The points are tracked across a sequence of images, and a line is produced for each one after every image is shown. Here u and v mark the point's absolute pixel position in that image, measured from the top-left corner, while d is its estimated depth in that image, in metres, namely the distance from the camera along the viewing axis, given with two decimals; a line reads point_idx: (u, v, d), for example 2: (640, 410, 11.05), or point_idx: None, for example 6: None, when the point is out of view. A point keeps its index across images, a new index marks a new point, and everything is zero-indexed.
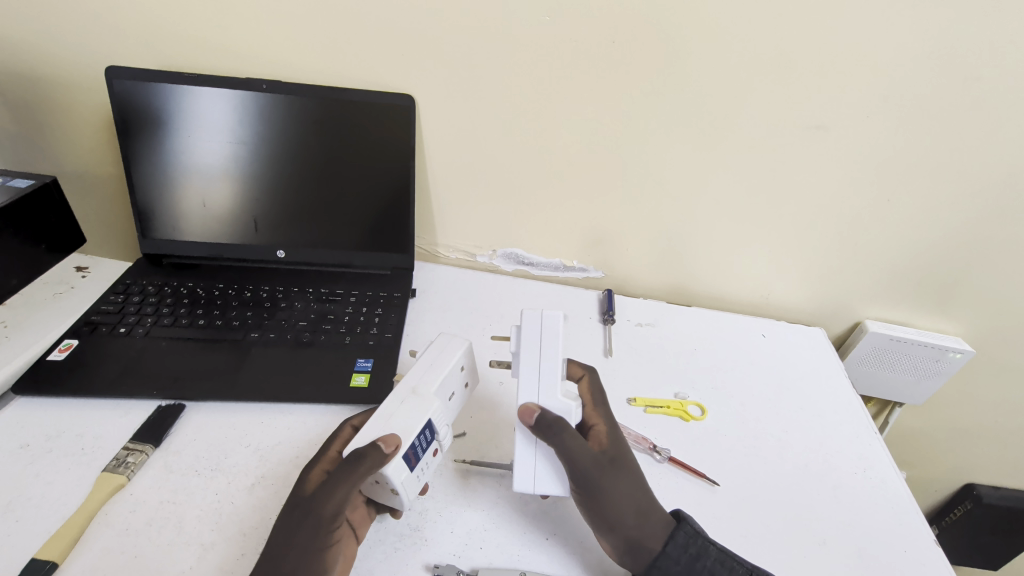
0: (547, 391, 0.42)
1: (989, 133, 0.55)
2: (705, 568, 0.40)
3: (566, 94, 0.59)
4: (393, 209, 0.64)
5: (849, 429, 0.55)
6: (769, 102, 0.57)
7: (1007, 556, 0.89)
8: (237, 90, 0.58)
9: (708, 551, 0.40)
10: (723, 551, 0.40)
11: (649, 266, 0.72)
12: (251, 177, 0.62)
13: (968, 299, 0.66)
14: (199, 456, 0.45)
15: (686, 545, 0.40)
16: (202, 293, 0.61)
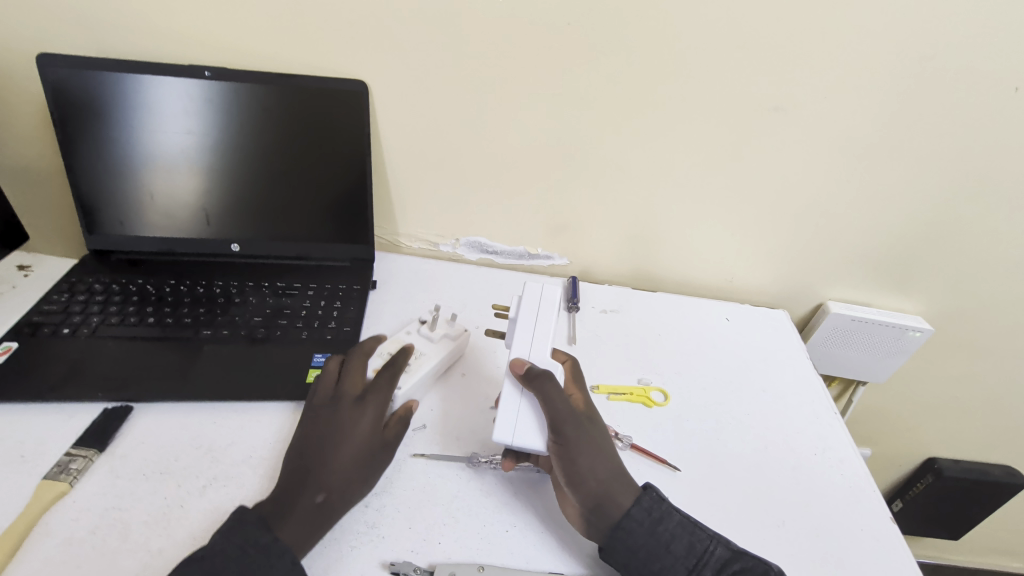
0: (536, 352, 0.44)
1: (944, 111, 0.55)
2: (668, 530, 0.40)
3: (525, 78, 0.58)
4: (350, 200, 0.63)
5: (809, 410, 0.56)
6: (728, 83, 0.56)
7: (968, 526, 0.92)
8: (179, 76, 0.56)
9: (671, 516, 0.40)
10: (686, 517, 0.40)
11: (614, 252, 0.72)
12: (199, 168, 0.59)
13: (925, 278, 0.67)
14: (146, 459, 0.44)
15: (650, 509, 0.40)
16: (152, 290, 0.59)
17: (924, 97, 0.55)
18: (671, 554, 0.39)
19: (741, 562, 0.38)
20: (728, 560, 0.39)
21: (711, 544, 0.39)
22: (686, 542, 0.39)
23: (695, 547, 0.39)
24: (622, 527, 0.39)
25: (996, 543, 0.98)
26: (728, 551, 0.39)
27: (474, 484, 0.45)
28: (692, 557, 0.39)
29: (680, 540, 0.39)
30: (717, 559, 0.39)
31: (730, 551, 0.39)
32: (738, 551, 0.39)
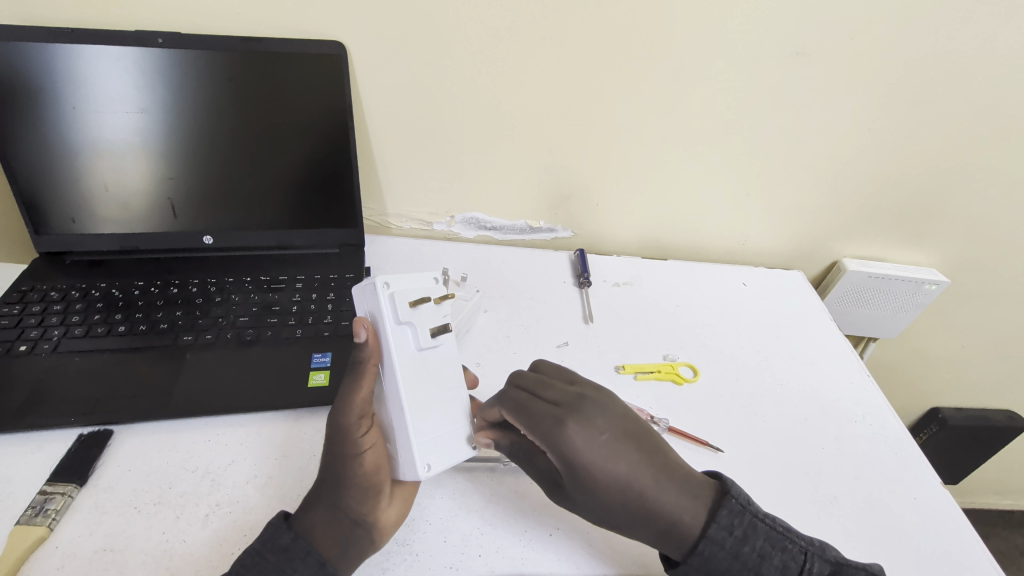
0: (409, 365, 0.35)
1: (975, 51, 0.52)
2: (756, 551, 0.34)
3: (523, 31, 0.52)
4: (334, 180, 0.56)
5: (842, 374, 0.54)
6: (747, 29, 0.51)
7: (965, 469, 0.94)
8: (127, 46, 0.48)
9: (758, 528, 0.35)
10: (773, 528, 0.35)
11: (621, 222, 0.67)
12: (160, 151, 0.52)
13: (942, 230, 0.65)
14: (136, 490, 0.38)
15: (731, 525, 0.34)
16: (119, 294, 0.52)
17: (954, 36, 0.51)
18: None
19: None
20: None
21: (805, 561, 0.34)
22: (777, 561, 0.34)
23: (789, 566, 0.34)
24: (697, 554, 0.34)
25: (990, 484, 1.00)
26: (827, 565, 0.34)
27: (508, 485, 0.41)
28: None
29: (771, 561, 0.34)
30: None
31: (830, 565, 0.34)
32: (839, 563, 0.34)
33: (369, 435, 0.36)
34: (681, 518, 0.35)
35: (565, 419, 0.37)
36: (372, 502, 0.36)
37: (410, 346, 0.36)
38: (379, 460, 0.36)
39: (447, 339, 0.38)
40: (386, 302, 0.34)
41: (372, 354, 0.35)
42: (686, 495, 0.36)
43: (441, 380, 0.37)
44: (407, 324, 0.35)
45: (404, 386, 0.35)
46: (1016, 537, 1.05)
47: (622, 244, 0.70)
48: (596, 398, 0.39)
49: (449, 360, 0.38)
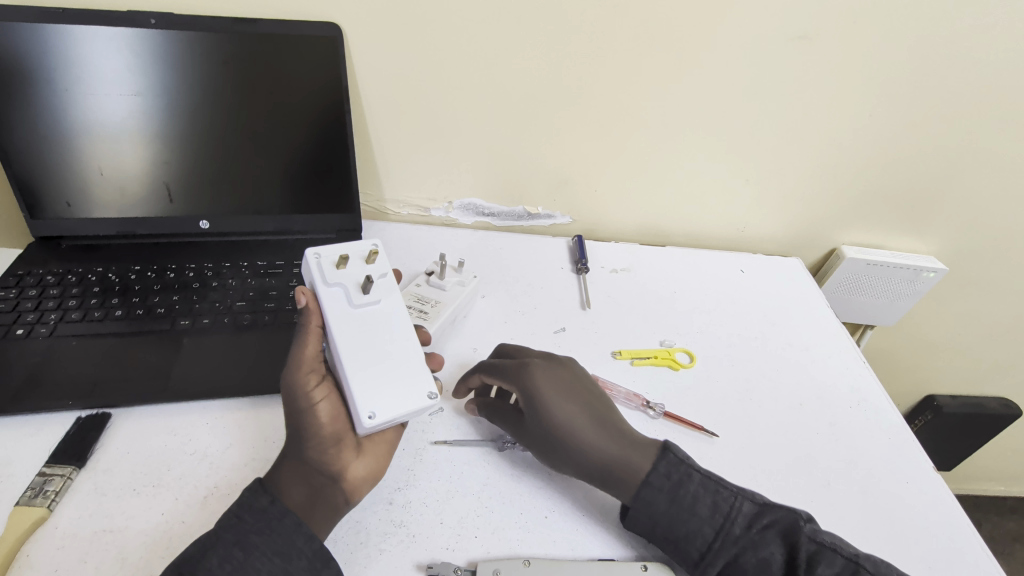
0: (344, 322, 0.37)
1: (978, 35, 0.51)
2: (689, 493, 0.37)
3: (521, 14, 0.52)
4: (331, 164, 0.56)
5: (837, 361, 0.54)
6: (748, 12, 0.51)
7: (959, 456, 0.95)
8: (120, 27, 0.48)
9: (692, 476, 0.38)
10: (707, 476, 0.38)
11: (619, 208, 0.67)
12: (155, 135, 0.52)
13: (941, 217, 0.65)
14: (134, 472, 0.39)
15: (668, 473, 0.38)
16: (116, 279, 0.52)
17: (957, 21, 0.50)
18: (697, 516, 0.36)
19: (768, 514, 0.36)
20: (754, 516, 0.36)
21: (735, 501, 0.37)
22: (708, 502, 0.37)
23: (720, 506, 0.36)
24: (639, 496, 0.37)
25: (983, 471, 1.01)
26: (754, 506, 0.37)
27: (504, 468, 0.42)
28: (718, 517, 0.36)
29: (704, 501, 0.36)
30: (745, 515, 0.36)
31: (757, 505, 0.37)
32: (765, 504, 0.37)
33: (321, 388, 0.36)
34: (628, 463, 0.38)
35: (529, 363, 0.43)
36: (334, 452, 0.36)
37: (345, 304, 0.38)
38: (335, 411, 0.36)
39: (387, 295, 0.39)
40: (314, 265, 0.38)
41: (314, 314, 0.37)
42: (633, 448, 0.39)
43: (386, 335, 0.38)
44: (338, 284, 0.38)
45: (339, 338, 0.36)
46: (1008, 522, 1.06)
47: (620, 231, 0.70)
48: (566, 362, 0.45)
49: (393, 316, 0.39)
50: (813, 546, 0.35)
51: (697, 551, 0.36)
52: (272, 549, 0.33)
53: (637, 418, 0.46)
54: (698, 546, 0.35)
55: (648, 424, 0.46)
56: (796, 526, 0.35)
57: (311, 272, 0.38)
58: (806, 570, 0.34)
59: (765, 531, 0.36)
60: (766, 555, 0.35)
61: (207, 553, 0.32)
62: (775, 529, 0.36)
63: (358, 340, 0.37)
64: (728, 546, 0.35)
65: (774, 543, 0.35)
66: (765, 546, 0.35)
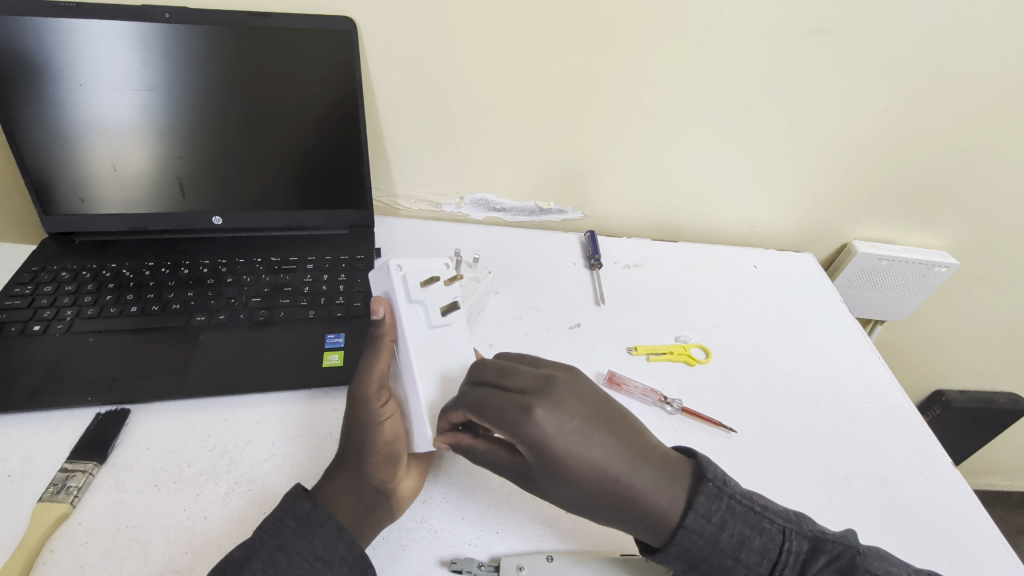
0: (420, 339, 0.38)
1: (997, 28, 0.50)
2: (734, 536, 0.33)
3: (538, 8, 0.51)
4: (343, 159, 0.56)
5: (853, 356, 0.54)
6: (767, 5, 0.50)
7: (966, 451, 0.95)
8: (134, 21, 0.47)
9: (735, 512, 0.34)
10: (751, 510, 0.34)
11: (632, 204, 0.67)
12: (169, 129, 0.51)
13: (955, 212, 0.65)
14: (156, 468, 0.39)
15: (708, 513, 0.33)
16: (130, 275, 0.52)
17: (976, 15, 0.50)
18: (741, 563, 0.33)
19: (823, 552, 0.33)
20: (806, 558, 0.33)
21: (783, 540, 0.34)
22: (756, 545, 0.33)
23: (768, 549, 0.33)
24: (677, 543, 0.33)
25: (989, 466, 1.01)
26: (807, 542, 0.34)
27: None
28: (765, 561, 0.33)
29: (751, 545, 0.33)
30: (796, 557, 0.33)
31: (809, 541, 0.34)
32: (819, 539, 0.34)
33: (386, 406, 0.39)
34: (659, 506, 0.33)
35: (533, 403, 0.32)
36: (391, 469, 0.37)
37: (421, 321, 0.39)
38: (397, 428, 0.39)
39: (460, 318, 0.40)
40: (398, 280, 0.38)
41: (388, 330, 0.38)
42: (664, 485, 0.33)
43: (456, 357, 0.39)
44: (418, 301, 0.38)
45: (415, 357, 0.37)
46: (1012, 517, 1.06)
47: (632, 226, 0.70)
48: (565, 379, 0.35)
49: (463, 339, 0.40)
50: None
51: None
52: (314, 554, 0.33)
53: (655, 414, 0.46)
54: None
55: (666, 420, 0.46)
56: (853, 564, 0.33)
57: (393, 282, 0.39)
58: None
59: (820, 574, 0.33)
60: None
61: (249, 556, 0.32)
62: (830, 569, 0.33)
63: (431, 361, 0.38)
64: None
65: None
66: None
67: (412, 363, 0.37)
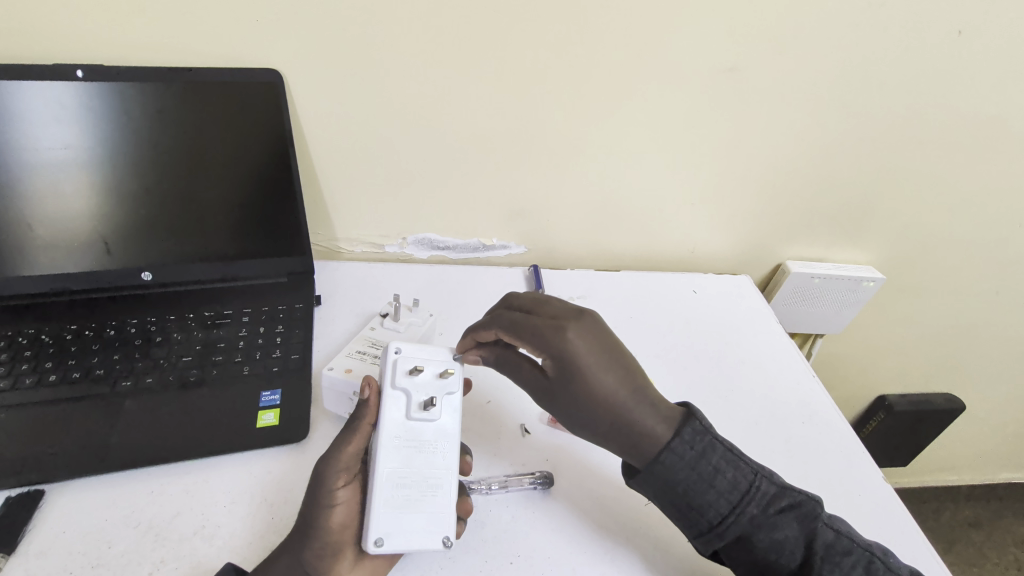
0: (393, 427, 0.38)
1: (890, 62, 0.55)
2: (711, 465, 0.38)
3: (463, 54, 0.52)
4: (278, 208, 0.55)
5: (789, 376, 0.56)
6: (680, 47, 0.53)
7: (912, 451, 0.99)
8: (45, 80, 0.46)
9: (714, 448, 0.38)
10: (729, 449, 0.38)
11: (574, 236, 0.68)
12: (88, 187, 0.49)
13: (875, 229, 0.68)
14: (72, 553, 0.37)
15: (693, 440, 0.38)
16: (50, 340, 0.49)
17: (870, 50, 0.54)
18: (714, 489, 0.37)
19: (787, 496, 0.38)
20: (773, 497, 0.38)
21: (755, 480, 0.38)
22: (728, 476, 0.38)
23: (739, 482, 0.38)
24: (661, 462, 0.37)
25: (937, 463, 1.06)
26: (773, 486, 0.38)
27: None
28: (735, 492, 0.37)
29: (724, 475, 0.37)
30: (762, 495, 0.37)
31: (777, 486, 0.38)
32: (785, 486, 0.38)
33: (345, 492, 0.36)
34: (651, 429, 0.38)
35: (566, 326, 0.39)
36: (329, 560, 0.35)
37: (402, 412, 0.38)
38: (348, 520, 0.36)
39: (447, 414, 0.39)
40: (389, 363, 0.39)
41: (369, 412, 0.37)
42: (657, 413, 0.38)
43: (429, 455, 0.38)
44: (401, 389, 0.38)
45: (382, 449, 0.37)
46: (963, 510, 1.10)
47: (576, 257, 0.70)
48: (593, 314, 0.41)
49: (446, 440, 0.39)
50: (829, 533, 0.37)
51: (709, 522, 0.37)
52: None
53: (598, 450, 0.47)
54: (710, 516, 0.37)
55: (610, 456, 0.47)
56: (814, 515, 0.37)
57: (386, 365, 0.39)
58: (822, 558, 0.36)
59: (783, 513, 0.37)
60: (781, 536, 0.37)
61: None
62: (793, 512, 0.37)
63: (400, 461, 0.37)
64: (741, 520, 0.37)
65: (790, 525, 0.37)
66: (780, 528, 0.37)
67: (377, 459, 0.36)
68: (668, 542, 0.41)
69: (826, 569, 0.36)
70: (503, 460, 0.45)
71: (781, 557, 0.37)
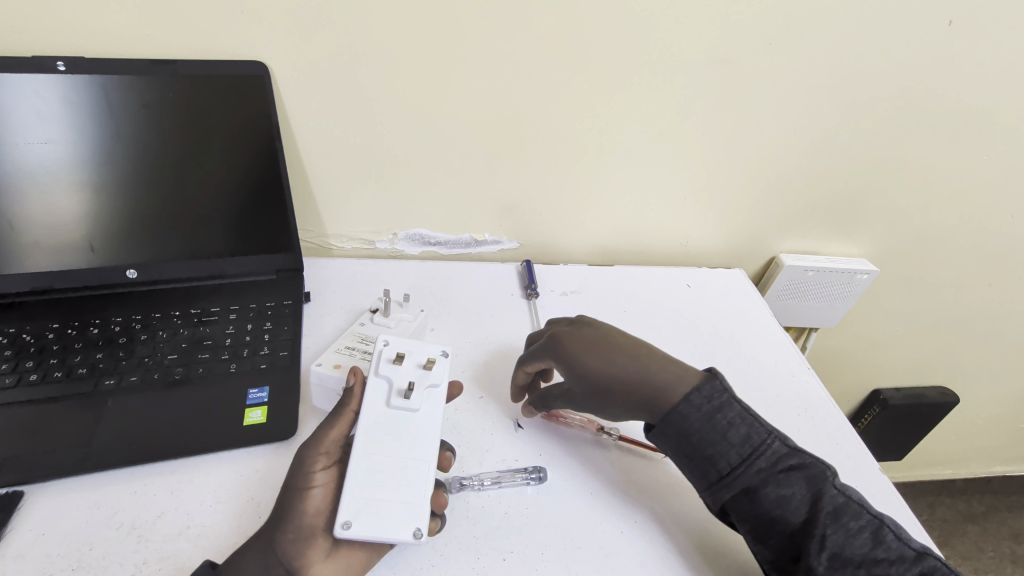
0: (375, 411, 0.38)
1: (881, 52, 0.54)
2: (726, 419, 0.39)
3: (452, 46, 0.52)
4: (265, 204, 0.54)
5: (784, 369, 0.56)
6: (672, 38, 0.52)
7: (907, 446, 0.99)
8: (23, 72, 0.45)
9: (732, 407, 0.39)
10: (746, 409, 0.39)
11: (566, 230, 0.67)
12: (69, 183, 0.48)
13: (868, 223, 0.68)
14: (51, 556, 0.36)
15: (710, 397, 0.40)
16: (30, 339, 0.48)
17: (862, 41, 0.54)
18: (727, 440, 0.38)
19: (797, 456, 0.38)
20: (783, 455, 0.38)
21: (767, 437, 0.38)
22: (742, 432, 0.38)
23: (752, 438, 0.38)
24: (678, 412, 0.39)
25: (932, 457, 1.06)
26: (785, 448, 0.38)
27: (459, 511, 0.40)
28: (747, 446, 0.38)
29: (737, 429, 0.38)
30: (773, 452, 0.38)
31: (788, 447, 0.38)
32: (796, 448, 0.38)
33: (323, 474, 0.36)
34: (670, 388, 0.40)
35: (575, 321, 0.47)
36: (301, 547, 0.34)
37: (384, 399, 0.39)
38: (325, 504, 0.35)
39: (427, 404, 0.39)
40: (376, 352, 0.41)
41: (353, 398, 0.39)
42: (679, 376, 0.41)
43: (410, 444, 0.38)
44: (386, 376, 0.40)
45: (362, 432, 0.37)
46: (957, 504, 1.11)
47: (569, 252, 0.70)
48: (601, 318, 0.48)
49: (427, 429, 0.39)
50: (837, 495, 0.36)
51: (719, 471, 0.38)
52: None
53: (592, 445, 0.46)
54: (720, 466, 0.38)
55: (605, 450, 0.46)
56: (821, 475, 0.37)
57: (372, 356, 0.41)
58: (827, 516, 0.35)
59: (791, 471, 0.37)
60: (788, 492, 0.36)
61: None
62: (801, 471, 0.37)
63: (379, 446, 0.37)
64: (750, 473, 0.37)
65: (797, 483, 0.37)
66: (787, 484, 0.37)
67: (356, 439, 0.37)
68: (663, 536, 0.40)
69: (832, 528, 0.35)
70: (495, 456, 0.45)
71: (786, 512, 0.36)
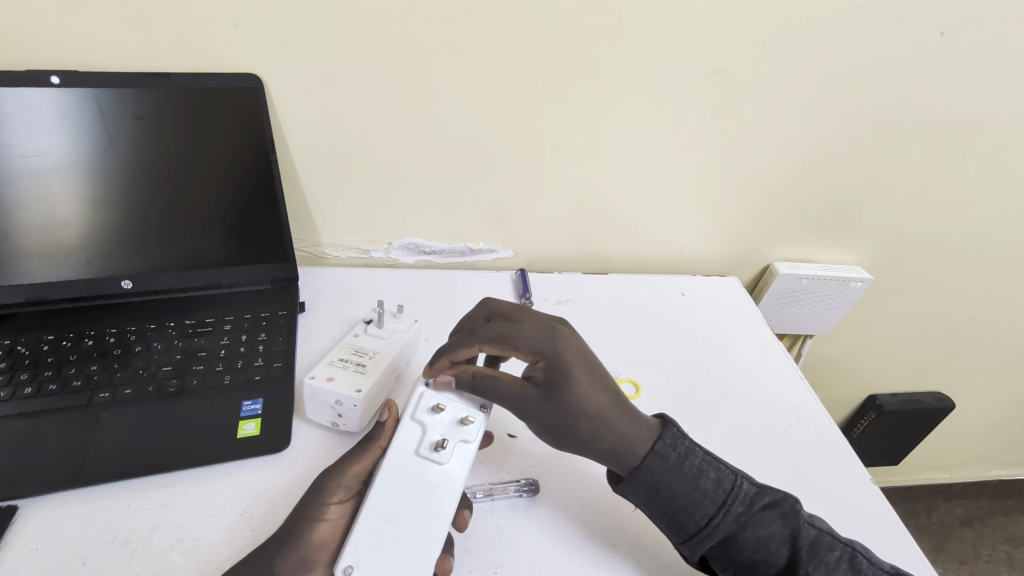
0: (400, 455, 0.38)
1: (872, 63, 0.55)
2: (693, 466, 0.39)
3: (444, 58, 0.52)
4: (259, 214, 0.54)
5: (777, 379, 0.56)
6: (664, 50, 0.53)
7: (903, 451, 0.99)
8: (18, 86, 0.45)
9: (694, 451, 0.40)
10: (708, 452, 0.40)
11: (560, 238, 0.67)
12: (63, 195, 0.48)
13: (861, 231, 0.68)
14: (44, 570, 0.36)
15: (674, 444, 0.39)
16: (26, 351, 0.48)
17: (853, 52, 0.54)
18: (700, 489, 0.38)
19: (767, 494, 0.39)
20: (755, 495, 0.39)
21: (736, 480, 0.39)
22: (712, 476, 0.39)
23: (722, 481, 0.39)
24: (647, 466, 0.38)
25: (928, 461, 1.06)
26: (753, 487, 0.39)
27: None
28: (719, 491, 0.38)
29: (707, 475, 0.39)
30: (745, 495, 0.38)
31: (755, 486, 0.39)
32: (762, 486, 0.39)
33: (337, 507, 0.37)
34: (634, 441, 0.39)
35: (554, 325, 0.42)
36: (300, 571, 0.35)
37: (413, 446, 0.38)
38: (331, 537, 0.36)
39: (456, 461, 0.38)
40: (416, 395, 0.40)
41: (383, 436, 0.39)
42: (637, 423, 0.40)
43: (427, 497, 0.37)
44: (419, 422, 0.39)
45: (382, 473, 0.37)
46: (954, 508, 1.11)
47: (564, 260, 0.70)
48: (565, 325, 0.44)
49: (450, 485, 0.37)
50: (812, 529, 0.38)
51: (696, 522, 0.38)
52: None
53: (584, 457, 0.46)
54: (698, 518, 0.38)
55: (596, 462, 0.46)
56: (795, 511, 0.38)
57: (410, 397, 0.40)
58: (807, 552, 0.37)
59: (766, 510, 0.38)
60: (766, 533, 0.37)
61: None
62: (775, 509, 0.38)
63: (396, 492, 0.36)
64: (727, 519, 0.37)
65: (774, 522, 0.38)
66: (765, 525, 0.38)
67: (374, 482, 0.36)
68: (654, 548, 0.41)
69: (812, 564, 0.37)
70: (487, 468, 0.45)
71: (767, 554, 0.37)
